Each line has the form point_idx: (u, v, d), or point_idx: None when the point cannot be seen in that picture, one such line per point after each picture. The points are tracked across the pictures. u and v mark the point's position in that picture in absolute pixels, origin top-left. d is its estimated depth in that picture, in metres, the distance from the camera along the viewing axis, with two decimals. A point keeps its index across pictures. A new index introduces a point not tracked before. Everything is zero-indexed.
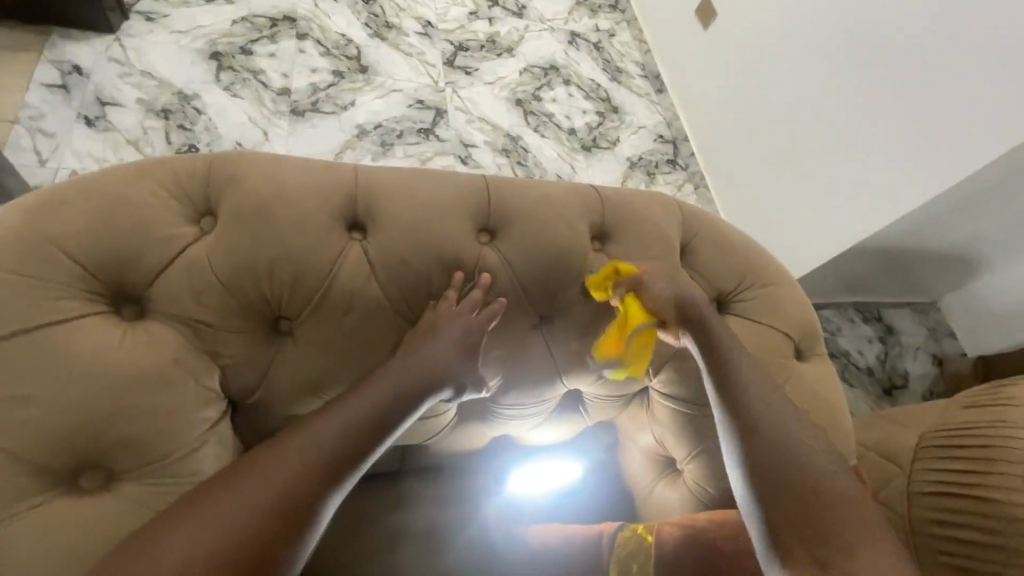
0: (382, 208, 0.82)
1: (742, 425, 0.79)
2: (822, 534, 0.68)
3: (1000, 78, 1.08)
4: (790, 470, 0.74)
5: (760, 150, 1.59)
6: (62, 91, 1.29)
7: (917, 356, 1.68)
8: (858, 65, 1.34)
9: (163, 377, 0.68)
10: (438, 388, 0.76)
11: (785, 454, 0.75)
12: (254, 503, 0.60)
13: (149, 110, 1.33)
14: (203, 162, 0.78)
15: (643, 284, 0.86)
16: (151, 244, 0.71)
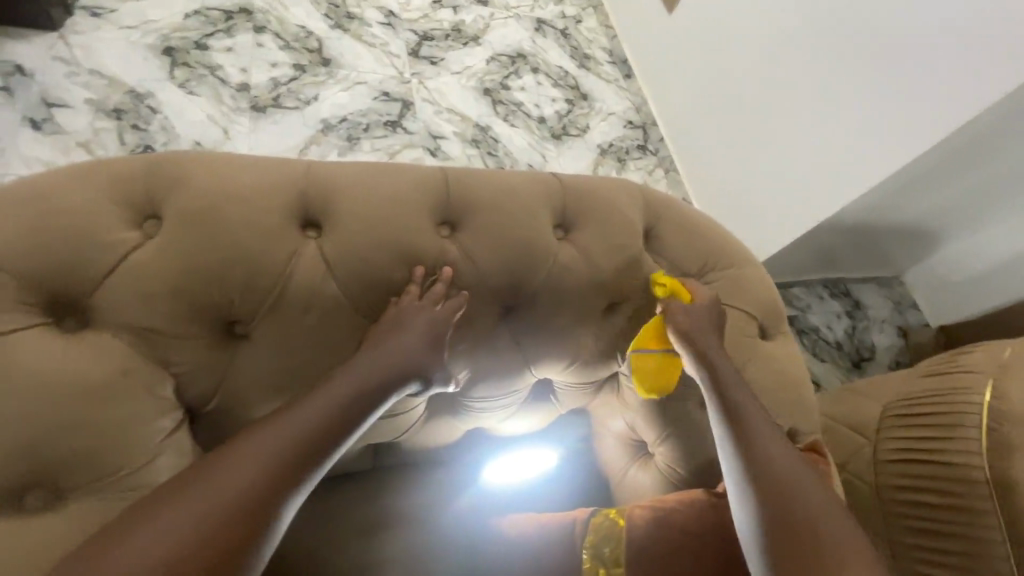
0: (337, 205, 0.80)
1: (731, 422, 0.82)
2: (809, 539, 0.70)
3: (973, 60, 1.07)
4: (773, 474, 0.76)
5: (756, 154, 1.53)
6: (3, 93, 1.22)
7: (883, 329, 1.74)
8: (847, 65, 1.28)
9: (112, 389, 0.66)
10: (402, 384, 0.74)
11: (769, 457, 0.78)
12: (207, 512, 0.58)
13: (100, 110, 1.27)
14: (146, 163, 0.75)
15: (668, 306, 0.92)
16: (91, 250, 0.68)
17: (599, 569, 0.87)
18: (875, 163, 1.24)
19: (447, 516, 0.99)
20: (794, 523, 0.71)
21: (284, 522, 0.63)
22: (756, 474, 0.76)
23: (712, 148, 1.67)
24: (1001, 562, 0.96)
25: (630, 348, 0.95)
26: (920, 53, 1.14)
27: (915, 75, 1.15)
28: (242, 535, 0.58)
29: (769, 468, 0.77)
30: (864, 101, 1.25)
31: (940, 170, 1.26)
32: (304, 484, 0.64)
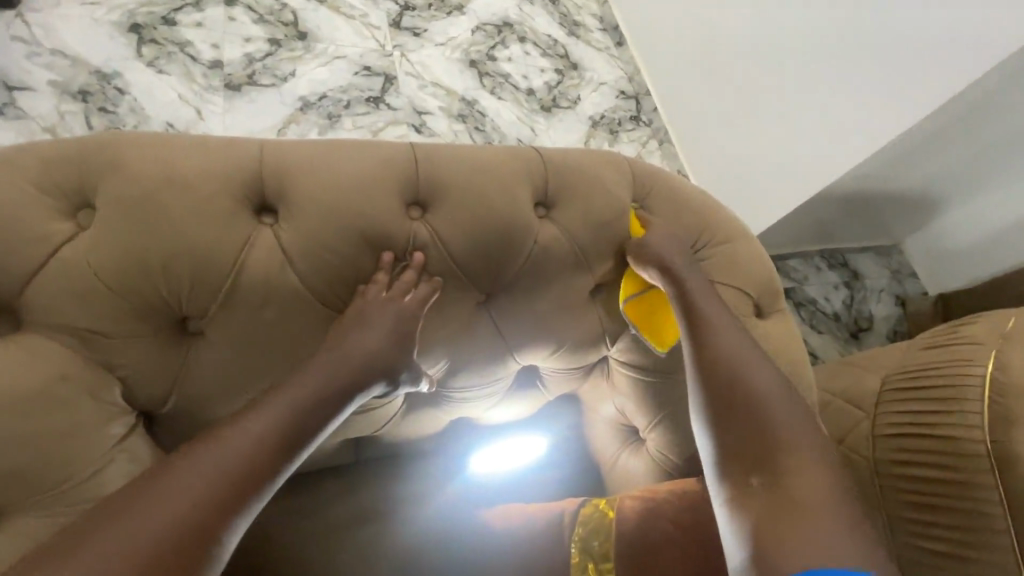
0: (294, 188, 0.73)
1: (711, 370, 0.77)
2: (781, 479, 0.66)
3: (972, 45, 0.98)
4: (735, 392, 0.74)
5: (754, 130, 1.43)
6: None
7: (881, 299, 1.70)
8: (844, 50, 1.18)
9: (50, 397, 0.61)
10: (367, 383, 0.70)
11: (733, 375, 0.76)
12: (150, 533, 0.52)
13: (64, 92, 1.18)
14: (77, 145, 0.68)
15: (643, 244, 0.88)
16: (21, 247, 0.62)
17: (587, 564, 0.83)
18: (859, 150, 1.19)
19: (431, 510, 0.95)
20: (751, 439, 0.70)
21: (236, 539, 0.57)
22: (723, 395, 0.75)
23: (712, 139, 1.57)
24: (1003, 536, 0.92)
25: (622, 303, 0.90)
26: (922, 45, 1.04)
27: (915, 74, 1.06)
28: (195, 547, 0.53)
29: (734, 389, 0.75)
30: (859, 73, 1.15)
31: (941, 137, 1.19)
32: (261, 494, 0.59)
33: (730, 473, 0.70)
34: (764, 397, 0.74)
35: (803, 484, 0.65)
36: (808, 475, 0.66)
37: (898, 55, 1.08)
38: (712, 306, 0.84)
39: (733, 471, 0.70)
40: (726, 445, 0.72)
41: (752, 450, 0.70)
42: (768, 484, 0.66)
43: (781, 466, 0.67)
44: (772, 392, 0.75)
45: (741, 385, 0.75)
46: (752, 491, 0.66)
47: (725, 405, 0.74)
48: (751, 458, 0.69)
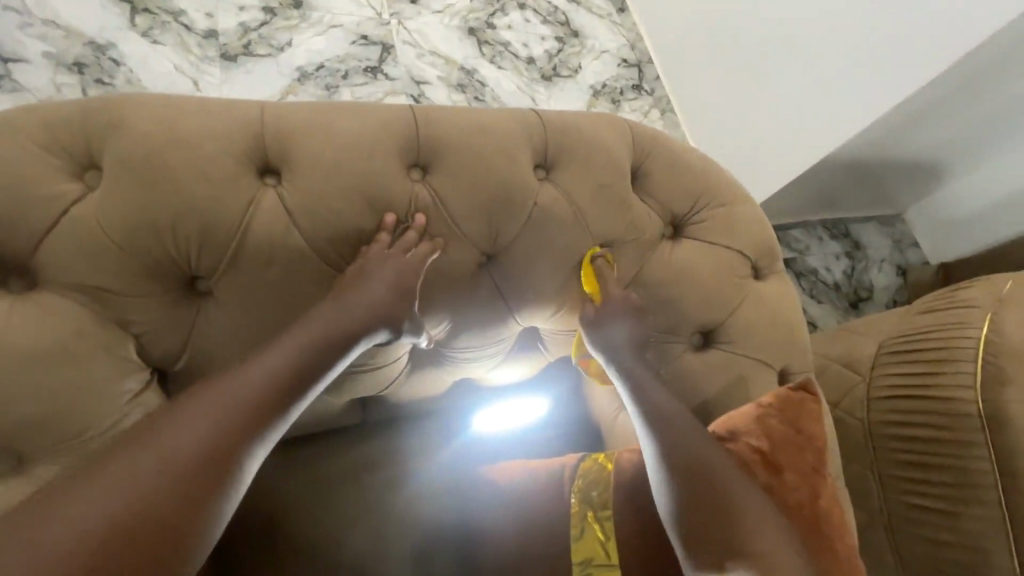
0: (297, 150, 0.74)
1: (666, 437, 0.77)
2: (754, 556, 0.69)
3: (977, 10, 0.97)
4: (695, 479, 0.73)
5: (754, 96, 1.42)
6: None
7: (882, 269, 1.70)
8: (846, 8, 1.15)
9: (67, 352, 0.63)
10: (365, 334, 0.72)
11: (688, 461, 0.75)
12: (154, 477, 0.53)
13: (60, 64, 1.17)
14: (78, 107, 0.69)
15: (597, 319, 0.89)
16: (29, 206, 0.64)
17: (587, 512, 0.84)
18: (861, 115, 1.17)
19: (438, 466, 1.00)
20: (724, 525, 0.70)
21: (242, 483, 0.60)
22: (689, 485, 0.73)
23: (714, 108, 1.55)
24: (989, 491, 0.97)
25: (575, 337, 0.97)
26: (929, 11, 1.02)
27: (925, 33, 1.04)
28: (200, 495, 0.54)
29: (698, 460, 0.75)
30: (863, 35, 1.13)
31: (942, 102, 1.17)
32: (263, 442, 0.62)
33: (704, 561, 0.70)
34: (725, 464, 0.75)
35: (774, 562, 0.69)
36: (777, 547, 0.69)
37: (900, 18, 1.06)
38: (648, 380, 0.85)
39: (709, 557, 0.70)
40: (697, 537, 0.71)
41: (725, 536, 0.70)
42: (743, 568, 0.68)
43: (751, 546, 0.69)
44: (728, 468, 0.75)
45: (699, 454, 0.76)
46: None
47: (686, 500, 0.72)
48: (724, 542, 0.70)
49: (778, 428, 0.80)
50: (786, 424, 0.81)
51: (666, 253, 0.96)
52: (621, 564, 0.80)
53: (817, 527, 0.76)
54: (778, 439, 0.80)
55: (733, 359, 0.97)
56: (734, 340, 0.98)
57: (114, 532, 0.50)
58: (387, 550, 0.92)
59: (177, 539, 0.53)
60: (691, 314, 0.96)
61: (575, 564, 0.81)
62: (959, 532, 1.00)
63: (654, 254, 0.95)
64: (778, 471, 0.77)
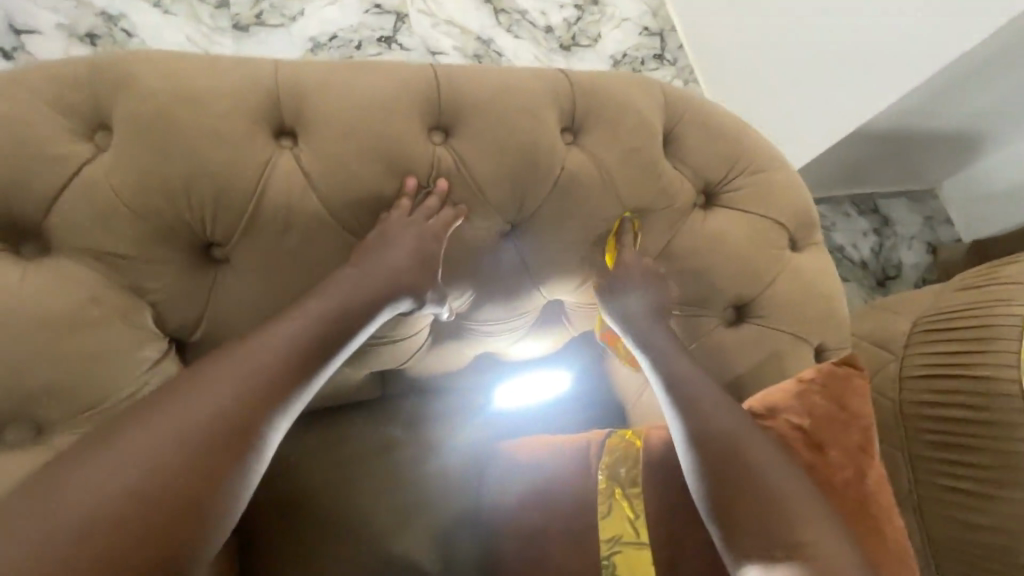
0: (313, 109, 0.71)
1: (695, 413, 0.74)
2: (802, 543, 0.64)
3: None
4: (731, 459, 0.70)
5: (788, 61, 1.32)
6: None
7: (911, 247, 1.63)
8: None
9: (84, 318, 0.61)
10: (387, 302, 0.70)
11: (721, 441, 0.71)
12: (175, 445, 0.52)
13: (72, 36, 1.07)
14: (85, 64, 0.66)
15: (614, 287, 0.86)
16: (39, 167, 0.61)
17: (615, 490, 0.82)
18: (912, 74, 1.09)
19: (460, 439, 0.99)
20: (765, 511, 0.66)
21: (264, 453, 0.58)
22: (724, 466, 0.70)
23: (747, 78, 1.41)
24: None
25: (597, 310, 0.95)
26: None
27: None
28: (221, 466, 0.53)
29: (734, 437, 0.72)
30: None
31: (996, 61, 1.11)
32: (285, 412, 0.60)
33: (744, 548, 0.66)
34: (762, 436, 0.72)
35: (825, 548, 0.63)
36: (825, 534, 0.65)
37: None
38: (674, 354, 0.81)
39: (752, 547, 0.65)
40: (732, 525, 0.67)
41: (767, 522, 0.66)
42: (790, 555, 0.63)
43: (796, 531, 0.65)
44: (765, 445, 0.72)
45: (736, 430, 0.72)
46: (776, 567, 0.63)
47: (716, 483, 0.69)
48: (769, 530, 0.65)
49: (821, 405, 0.76)
50: (829, 400, 0.77)
51: (698, 223, 0.91)
52: (651, 543, 0.77)
53: (860, 508, 0.72)
54: (818, 414, 0.76)
55: (766, 333, 0.93)
56: (767, 314, 0.93)
57: (138, 502, 0.49)
58: (404, 524, 0.91)
59: (202, 509, 0.51)
60: (723, 286, 0.91)
61: (604, 541, 0.78)
62: (993, 515, 0.96)
63: (684, 223, 0.91)
64: (818, 449, 0.74)
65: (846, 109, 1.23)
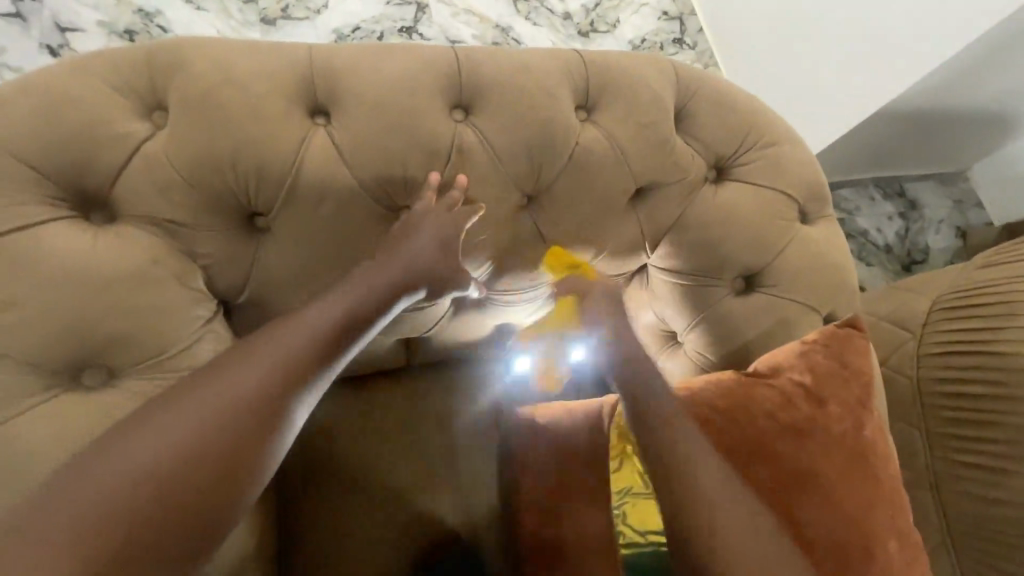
0: (344, 89, 0.77)
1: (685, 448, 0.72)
2: None
3: None
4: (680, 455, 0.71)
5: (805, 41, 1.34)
6: (18, 21, 1.05)
7: (939, 231, 1.60)
8: None
9: (146, 276, 0.68)
10: (404, 289, 0.74)
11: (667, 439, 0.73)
12: (211, 416, 0.57)
13: (114, 34, 1.11)
14: (143, 50, 0.73)
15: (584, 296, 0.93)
16: (104, 142, 0.68)
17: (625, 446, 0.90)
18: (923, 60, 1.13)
19: (483, 405, 1.05)
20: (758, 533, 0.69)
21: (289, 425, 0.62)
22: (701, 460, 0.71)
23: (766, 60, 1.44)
24: None
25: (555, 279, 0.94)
26: None
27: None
28: (254, 434, 0.57)
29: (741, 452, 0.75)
30: None
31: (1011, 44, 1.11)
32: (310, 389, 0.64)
33: None
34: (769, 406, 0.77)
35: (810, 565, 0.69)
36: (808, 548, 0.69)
37: None
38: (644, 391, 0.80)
39: None
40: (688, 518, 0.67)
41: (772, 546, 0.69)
42: None
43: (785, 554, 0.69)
44: (772, 406, 0.77)
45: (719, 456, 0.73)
46: None
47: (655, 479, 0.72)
48: None
49: (823, 362, 0.80)
50: (832, 358, 0.80)
51: (709, 196, 0.94)
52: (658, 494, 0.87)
53: (860, 459, 0.75)
54: (821, 372, 0.79)
55: (777, 303, 0.96)
56: (777, 285, 0.96)
57: (178, 468, 0.53)
58: (432, 483, 0.99)
59: (236, 473, 0.56)
60: (733, 257, 0.94)
61: (616, 492, 0.88)
62: (1008, 488, 0.97)
63: (695, 196, 0.94)
64: (822, 404, 0.77)
65: (861, 91, 1.26)
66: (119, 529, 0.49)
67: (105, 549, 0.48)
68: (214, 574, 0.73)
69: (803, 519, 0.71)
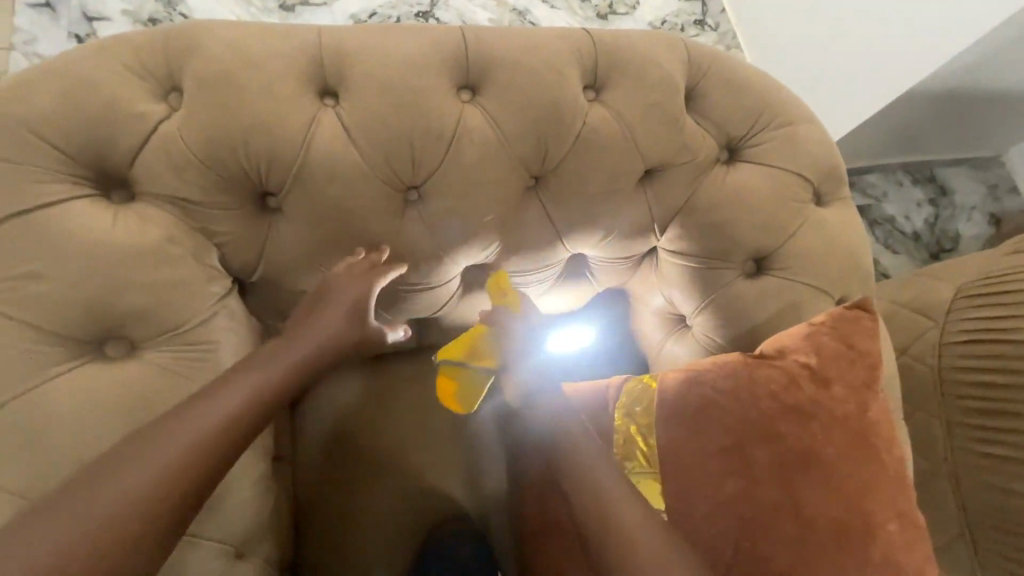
0: (353, 70, 0.78)
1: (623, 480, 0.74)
2: (764, 558, 0.70)
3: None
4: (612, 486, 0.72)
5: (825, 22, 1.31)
6: (47, 10, 1.07)
7: (971, 218, 1.54)
8: None
9: (163, 252, 0.71)
10: (359, 324, 0.81)
11: (596, 462, 0.75)
12: (190, 446, 0.61)
13: (138, 22, 1.12)
14: (160, 34, 0.75)
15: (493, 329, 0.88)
16: (122, 122, 0.71)
17: (631, 426, 0.82)
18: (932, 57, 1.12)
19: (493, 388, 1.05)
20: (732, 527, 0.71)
21: None
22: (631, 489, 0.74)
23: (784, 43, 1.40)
24: None
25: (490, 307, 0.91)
26: None
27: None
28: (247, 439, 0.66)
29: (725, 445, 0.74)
30: None
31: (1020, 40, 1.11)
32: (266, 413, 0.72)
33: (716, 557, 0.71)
34: (768, 390, 0.76)
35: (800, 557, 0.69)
36: (795, 540, 0.70)
37: None
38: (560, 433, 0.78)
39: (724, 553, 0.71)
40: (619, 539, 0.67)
41: (758, 534, 0.70)
42: (748, 563, 0.70)
43: (767, 544, 0.70)
44: (774, 392, 0.76)
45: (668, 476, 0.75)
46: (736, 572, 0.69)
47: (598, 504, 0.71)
48: (752, 537, 0.70)
49: (829, 344, 0.79)
50: (838, 340, 0.80)
51: (719, 177, 0.93)
52: None
53: (863, 440, 0.74)
54: (827, 354, 0.79)
55: (789, 285, 0.94)
56: (788, 268, 0.94)
57: (176, 483, 0.58)
58: (440, 463, 1.01)
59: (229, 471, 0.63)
60: (743, 239, 0.93)
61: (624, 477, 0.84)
62: None
63: (704, 178, 0.93)
64: (826, 385, 0.77)
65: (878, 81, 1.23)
66: (126, 531, 0.55)
67: (124, 534, 0.54)
68: (230, 538, 0.77)
69: (803, 499, 0.71)
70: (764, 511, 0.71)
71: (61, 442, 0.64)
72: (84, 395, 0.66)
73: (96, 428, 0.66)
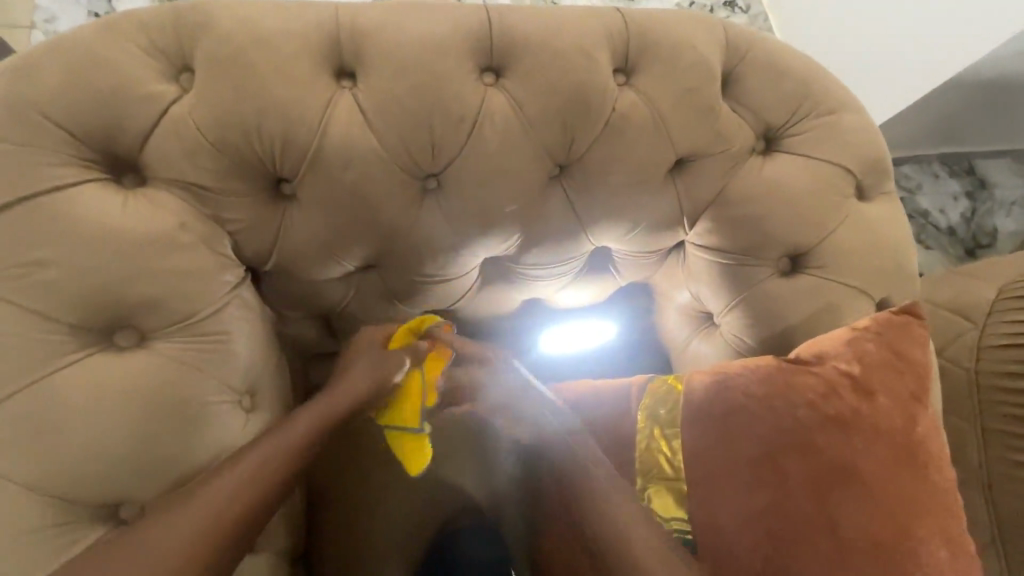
0: (372, 49, 0.74)
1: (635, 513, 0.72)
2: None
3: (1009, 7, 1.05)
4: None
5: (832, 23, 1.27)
6: None
7: (1011, 213, 1.45)
8: None
9: (174, 240, 0.69)
10: None
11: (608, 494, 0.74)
12: (227, 473, 0.64)
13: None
14: (170, 8, 0.72)
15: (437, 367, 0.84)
16: (132, 102, 0.68)
17: (654, 430, 0.78)
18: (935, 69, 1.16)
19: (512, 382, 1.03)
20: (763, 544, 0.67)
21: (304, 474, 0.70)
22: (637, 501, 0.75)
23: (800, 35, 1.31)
24: None
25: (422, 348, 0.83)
26: None
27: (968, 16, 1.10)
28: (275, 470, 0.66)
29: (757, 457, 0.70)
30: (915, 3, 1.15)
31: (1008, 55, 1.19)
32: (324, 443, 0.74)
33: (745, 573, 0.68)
34: (806, 399, 0.72)
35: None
36: (831, 561, 0.66)
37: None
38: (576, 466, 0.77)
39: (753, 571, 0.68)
40: (615, 545, 0.71)
41: (792, 554, 0.66)
42: None
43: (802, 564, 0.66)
44: (812, 402, 0.72)
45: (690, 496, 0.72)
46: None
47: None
48: (785, 555, 0.67)
49: (873, 352, 0.74)
50: (884, 348, 0.75)
51: (755, 168, 0.88)
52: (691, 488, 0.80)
53: (908, 457, 0.70)
54: (872, 362, 0.74)
55: (826, 285, 0.89)
56: (825, 266, 0.89)
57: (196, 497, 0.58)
58: (455, 459, 0.98)
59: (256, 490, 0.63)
60: (779, 234, 0.87)
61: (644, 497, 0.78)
62: None
63: (740, 168, 0.88)
64: (869, 396, 0.72)
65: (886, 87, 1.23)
66: None
67: None
68: None
69: (840, 517, 0.67)
70: (797, 528, 0.67)
71: (71, 433, 0.63)
72: (95, 386, 0.65)
73: (107, 420, 0.64)
